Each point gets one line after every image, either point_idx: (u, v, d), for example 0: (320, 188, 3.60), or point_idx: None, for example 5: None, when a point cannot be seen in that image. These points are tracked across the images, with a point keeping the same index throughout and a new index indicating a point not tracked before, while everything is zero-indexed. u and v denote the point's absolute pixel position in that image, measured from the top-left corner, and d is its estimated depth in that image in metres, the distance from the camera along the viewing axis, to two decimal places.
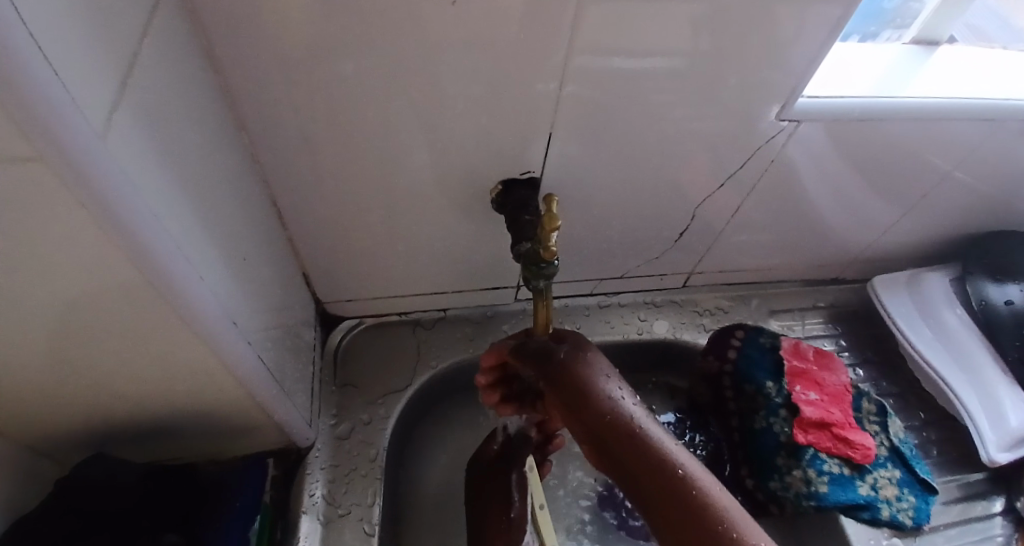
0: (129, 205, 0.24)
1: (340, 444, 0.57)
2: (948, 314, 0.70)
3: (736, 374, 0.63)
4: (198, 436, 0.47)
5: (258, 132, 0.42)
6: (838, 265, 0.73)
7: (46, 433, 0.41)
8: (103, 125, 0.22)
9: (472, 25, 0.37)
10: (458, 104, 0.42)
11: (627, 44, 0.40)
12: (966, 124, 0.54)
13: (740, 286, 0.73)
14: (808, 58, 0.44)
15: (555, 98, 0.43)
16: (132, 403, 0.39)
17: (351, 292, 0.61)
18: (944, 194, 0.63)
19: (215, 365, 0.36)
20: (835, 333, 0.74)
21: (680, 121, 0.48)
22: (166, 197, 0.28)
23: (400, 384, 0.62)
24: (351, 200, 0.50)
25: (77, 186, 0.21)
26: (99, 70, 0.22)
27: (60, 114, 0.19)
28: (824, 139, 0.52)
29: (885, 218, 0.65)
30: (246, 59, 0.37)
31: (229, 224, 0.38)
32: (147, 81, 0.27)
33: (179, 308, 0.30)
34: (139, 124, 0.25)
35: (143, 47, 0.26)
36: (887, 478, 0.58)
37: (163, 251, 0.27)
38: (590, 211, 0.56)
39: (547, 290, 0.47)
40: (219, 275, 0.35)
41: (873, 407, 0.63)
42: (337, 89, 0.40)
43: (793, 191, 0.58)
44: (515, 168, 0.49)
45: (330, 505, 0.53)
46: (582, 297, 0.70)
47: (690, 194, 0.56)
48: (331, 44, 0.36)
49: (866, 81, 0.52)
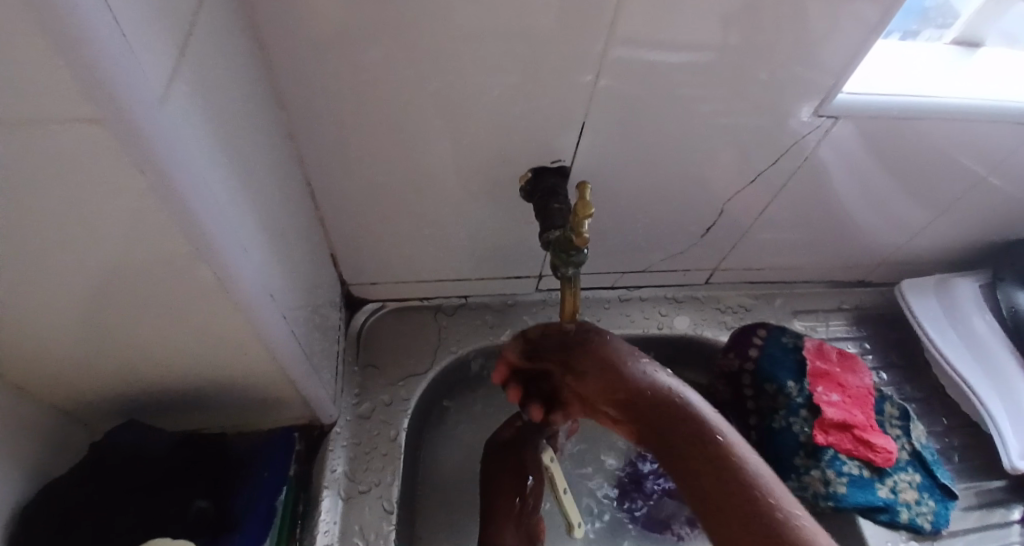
0: (181, 170, 0.24)
1: (361, 424, 0.58)
2: (977, 318, 0.69)
3: (757, 373, 0.63)
4: (226, 408, 0.48)
5: (297, 110, 0.43)
6: (864, 268, 0.73)
7: (81, 397, 0.42)
8: (162, 90, 0.22)
9: (511, 13, 0.37)
10: (494, 89, 0.42)
11: (665, 37, 0.40)
12: (1006, 126, 0.52)
13: (762, 284, 0.73)
14: (845, 58, 0.44)
15: (590, 90, 0.43)
16: (166, 371, 0.40)
17: (376, 276, 0.62)
18: (979, 198, 0.61)
19: (248, 337, 0.37)
20: (859, 336, 0.74)
21: (712, 116, 0.47)
22: (214, 166, 0.29)
23: (420, 368, 0.63)
24: (382, 183, 0.50)
25: (137, 150, 0.22)
26: (161, 39, 0.22)
27: (123, 76, 0.19)
28: (858, 137, 0.51)
29: (916, 221, 0.64)
30: (290, 36, 0.37)
31: (267, 198, 0.39)
32: (201, 53, 0.27)
33: (220, 278, 0.31)
34: (192, 95, 0.26)
35: (198, 20, 0.27)
36: (907, 482, 0.57)
37: (211, 218, 0.28)
38: (617, 203, 0.56)
39: (575, 279, 0.47)
40: (257, 247, 0.35)
41: (895, 411, 0.62)
42: (375, 70, 0.40)
43: (822, 191, 0.58)
44: (546, 156, 0.49)
45: (350, 482, 0.54)
46: (604, 289, 0.70)
47: (718, 189, 0.56)
48: (371, 28, 0.37)
49: (907, 80, 0.50)
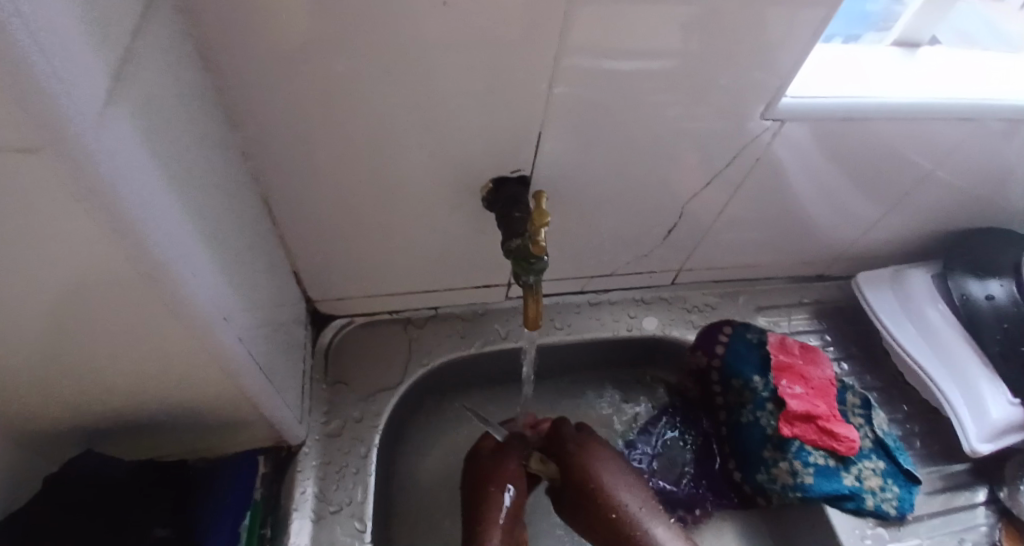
0: (126, 194, 0.24)
1: (331, 442, 0.57)
2: (929, 308, 0.71)
3: (724, 369, 0.65)
4: (189, 432, 0.47)
5: (250, 128, 0.42)
6: (823, 262, 0.75)
7: (31, 429, 0.40)
8: (100, 113, 0.22)
9: (460, 27, 0.37)
10: (448, 100, 0.42)
11: (614, 46, 0.41)
12: (946, 123, 0.55)
13: (727, 283, 0.75)
14: (790, 62, 0.45)
15: (545, 99, 0.44)
16: (120, 397, 0.39)
17: (342, 291, 0.61)
18: (926, 192, 0.64)
19: (206, 360, 0.36)
20: (820, 329, 0.76)
21: (665, 121, 0.48)
22: (160, 188, 0.28)
23: (391, 381, 0.63)
24: (342, 198, 0.50)
25: (75, 173, 0.21)
26: (96, 62, 0.22)
27: (58, 100, 0.19)
28: (809, 136, 0.53)
29: (870, 215, 0.66)
30: (238, 54, 0.37)
31: (221, 218, 0.38)
32: (141, 75, 0.27)
33: (170, 300, 0.30)
34: (132, 117, 0.26)
35: (137, 42, 0.27)
36: (871, 469, 0.59)
37: (160, 240, 0.27)
38: (579, 209, 0.57)
39: (536, 286, 0.47)
40: (210, 268, 0.35)
41: (857, 400, 0.63)
42: (329, 85, 0.40)
43: (777, 191, 0.59)
44: (505, 165, 0.50)
45: (321, 502, 0.54)
46: (572, 295, 0.70)
47: (677, 192, 0.57)
48: (322, 45, 0.37)
49: (852, 82, 0.52)
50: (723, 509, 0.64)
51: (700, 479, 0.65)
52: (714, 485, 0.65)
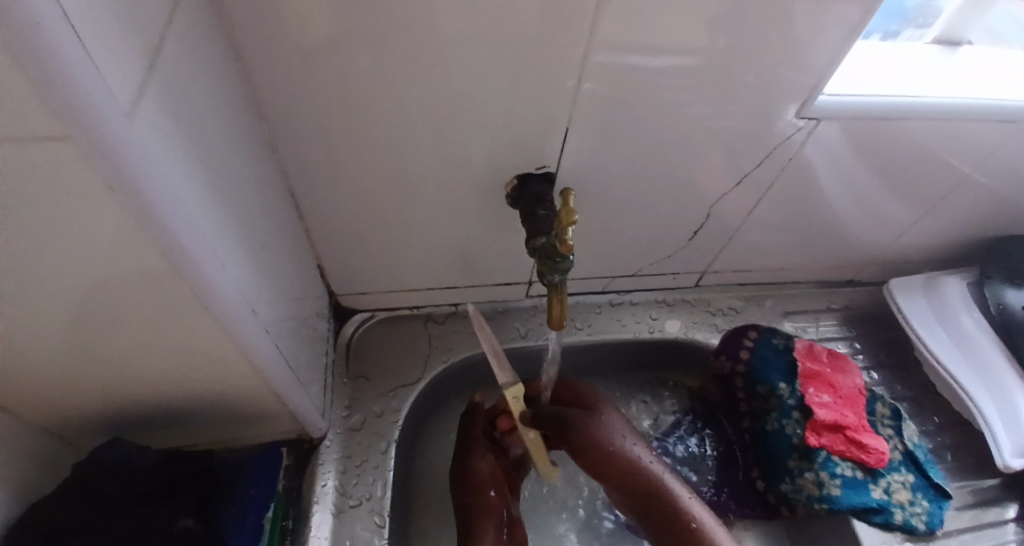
0: (155, 188, 0.24)
1: (351, 436, 0.58)
2: (965, 317, 0.69)
3: (749, 375, 0.64)
4: (212, 422, 0.47)
5: (278, 121, 0.42)
6: (853, 267, 0.73)
7: (61, 416, 0.41)
8: (130, 105, 0.22)
9: (489, 21, 0.37)
10: (475, 96, 0.42)
11: (645, 42, 0.40)
12: (988, 125, 0.53)
13: (753, 287, 0.73)
14: (827, 59, 0.44)
15: (573, 95, 0.43)
16: (147, 387, 0.39)
17: (364, 285, 0.61)
18: (963, 196, 0.62)
19: (231, 352, 0.37)
20: (849, 335, 0.74)
21: (695, 119, 0.47)
22: (189, 181, 0.28)
23: (411, 377, 0.63)
24: (367, 193, 0.50)
25: (107, 167, 0.21)
26: (128, 54, 0.22)
27: (90, 93, 0.19)
28: (843, 137, 0.52)
29: (903, 219, 0.64)
30: (267, 47, 0.37)
31: (248, 211, 0.38)
32: (173, 67, 0.27)
33: (197, 292, 0.30)
34: (163, 109, 0.26)
35: (169, 33, 0.27)
36: (900, 483, 0.57)
37: (188, 234, 0.27)
38: (604, 207, 0.56)
39: (561, 285, 0.47)
40: (237, 261, 0.35)
41: (887, 411, 0.62)
42: (356, 80, 0.40)
43: (807, 192, 0.58)
44: (531, 162, 0.49)
45: (341, 496, 0.54)
46: (594, 294, 0.69)
47: (704, 192, 0.56)
48: (349, 39, 0.37)
49: (890, 81, 0.51)
50: (746, 519, 0.62)
51: (722, 487, 0.64)
52: (736, 492, 0.64)
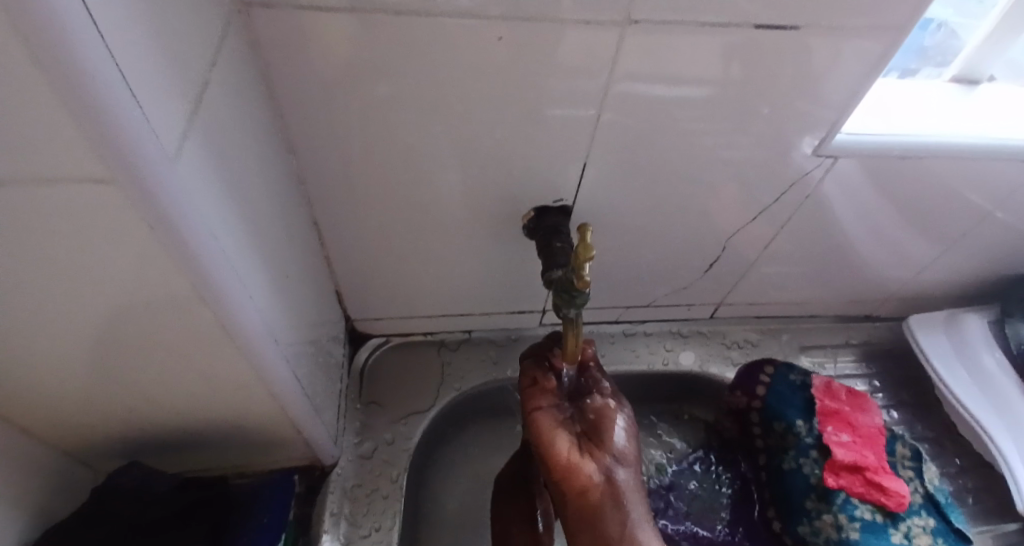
0: (191, 224, 0.25)
1: (362, 464, 0.58)
2: (985, 356, 0.68)
3: (765, 411, 0.63)
4: (229, 448, 0.48)
5: (305, 155, 0.44)
6: (873, 302, 0.72)
7: (83, 439, 0.42)
8: (175, 148, 0.23)
9: (513, 58, 0.38)
10: (496, 130, 0.43)
11: (663, 76, 0.41)
12: (1009, 164, 0.53)
13: (770, 319, 0.73)
14: (845, 97, 0.44)
15: (593, 128, 0.44)
16: (168, 413, 0.40)
17: (382, 312, 0.62)
18: (986, 233, 0.61)
19: (251, 379, 0.37)
20: (868, 372, 0.73)
21: (712, 153, 0.48)
22: (222, 216, 0.29)
23: (422, 404, 0.63)
24: (388, 222, 0.51)
25: (147, 207, 0.22)
26: (173, 97, 0.23)
27: (137, 139, 0.20)
28: (861, 174, 0.52)
29: (924, 254, 0.64)
30: (299, 83, 0.38)
31: (274, 241, 0.39)
32: (214, 105, 0.28)
33: (222, 323, 0.31)
34: (203, 149, 0.27)
35: (212, 76, 0.28)
36: (921, 527, 0.56)
37: (218, 267, 0.28)
38: (620, 239, 0.56)
39: (577, 319, 0.47)
40: (263, 290, 0.36)
41: (908, 451, 0.60)
42: (381, 114, 0.41)
43: (826, 227, 0.58)
44: (548, 196, 0.50)
45: (352, 526, 0.54)
46: (607, 324, 0.69)
47: (721, 224, 0.56)
48: (377, 75, 0.38)
49: (909, 118, 0.51)
50: None
51: (736, 526, 0.63)
52: (751, 533, 0.62)
